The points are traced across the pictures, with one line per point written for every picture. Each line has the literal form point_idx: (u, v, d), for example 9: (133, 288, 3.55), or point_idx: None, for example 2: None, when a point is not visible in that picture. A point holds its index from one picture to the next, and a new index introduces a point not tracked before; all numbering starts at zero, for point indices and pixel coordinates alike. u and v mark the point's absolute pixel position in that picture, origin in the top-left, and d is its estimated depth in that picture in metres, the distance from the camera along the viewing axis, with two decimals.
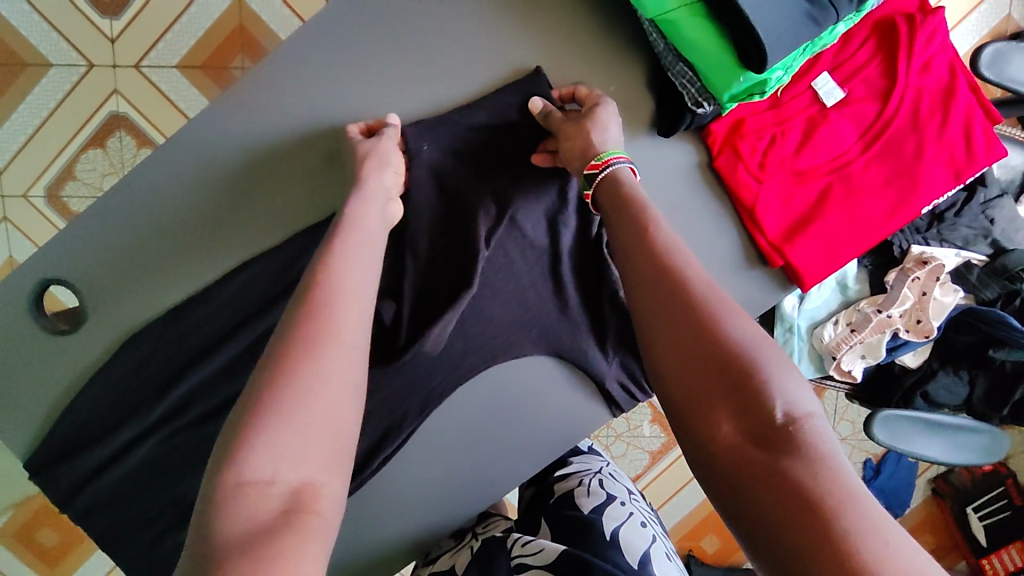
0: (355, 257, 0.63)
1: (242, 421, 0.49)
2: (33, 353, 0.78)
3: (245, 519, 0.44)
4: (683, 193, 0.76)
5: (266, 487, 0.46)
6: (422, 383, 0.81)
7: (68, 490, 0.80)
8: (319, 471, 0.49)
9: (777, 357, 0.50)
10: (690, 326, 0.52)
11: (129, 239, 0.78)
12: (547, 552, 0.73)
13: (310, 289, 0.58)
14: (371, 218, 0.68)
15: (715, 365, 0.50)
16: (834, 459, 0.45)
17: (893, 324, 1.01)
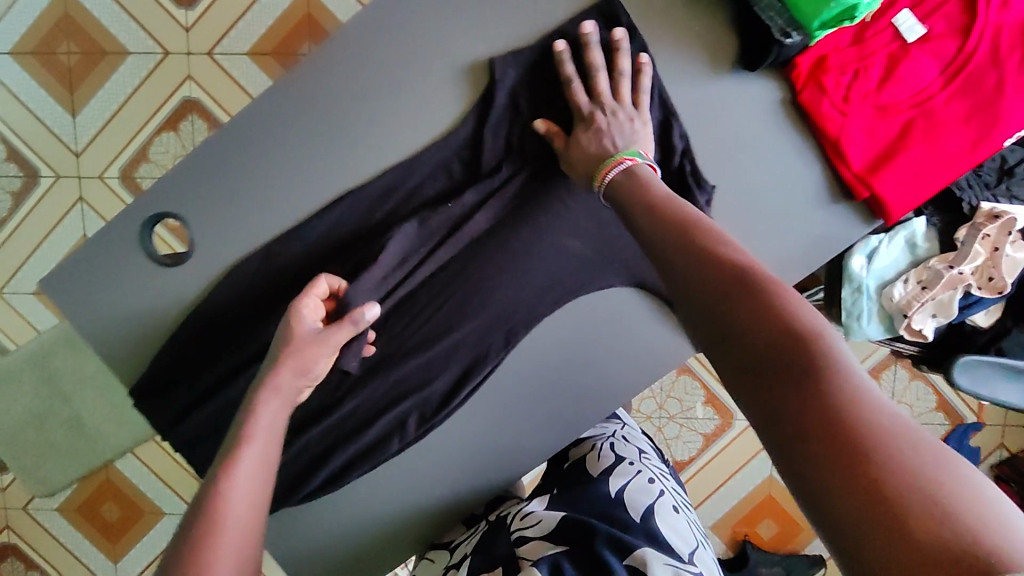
0: (258, 438, 0.68)
1: None
2: (143, 284, 0.83)
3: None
4: (765, 126, 0.78)
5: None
6: (509, 312, 0.86)
7: (170, 418, 0.87)
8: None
9: (806, 308, 0.49)
10: (709, 285, 0.52)
11: (233, 177, 0.83)
12: (544, 524, 0.79)
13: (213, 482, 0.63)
14: (276, 406, 0.72)
15: (716, 302, 0.51)
16: (859, 388, 0.43)
17: (965, 280, 1.02)
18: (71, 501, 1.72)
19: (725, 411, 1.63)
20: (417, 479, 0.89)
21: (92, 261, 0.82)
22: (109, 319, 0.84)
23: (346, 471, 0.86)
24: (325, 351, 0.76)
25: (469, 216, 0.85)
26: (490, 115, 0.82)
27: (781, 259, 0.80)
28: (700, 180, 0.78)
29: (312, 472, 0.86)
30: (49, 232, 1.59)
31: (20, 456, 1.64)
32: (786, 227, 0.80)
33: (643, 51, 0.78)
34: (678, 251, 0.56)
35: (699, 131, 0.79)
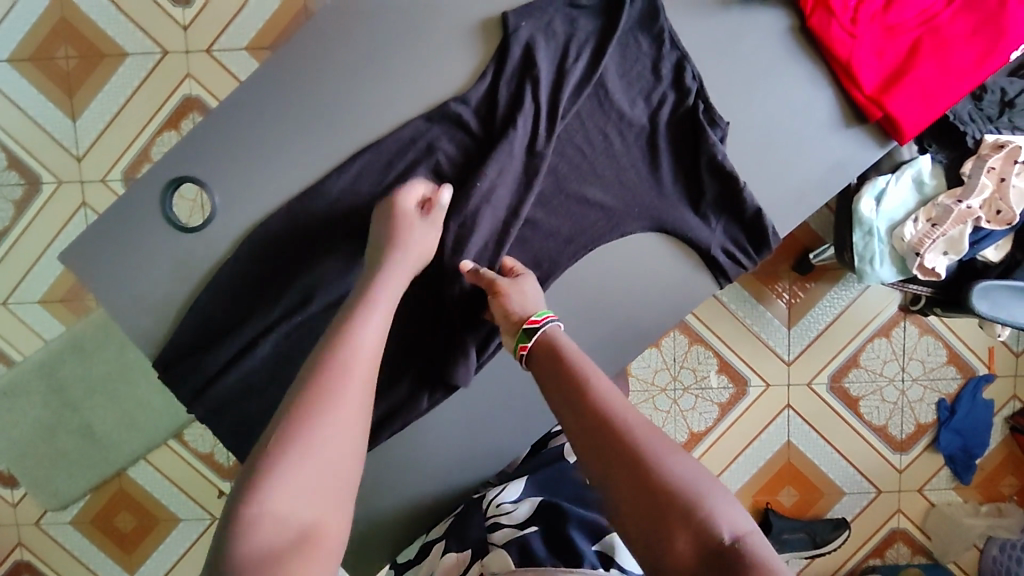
0: (380, 313, 0.69)
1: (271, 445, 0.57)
2: (162, 250, 0.82)
3: (257, 556, 0.52)
4: (776, 56, 0.80)
5: (283, 523, 0.54)
6: (534, 261, 0.82)
7: (192, 390, 0.83)
8: (330, 513, 0.57)
9: (699, 475, 0.57)
10: (615, 452, 0.58)
11: (249, 136, 0.81)
12: (517, 513, 0.80)
13: (334, 342, 0.65)
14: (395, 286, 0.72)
15: (625, 467, 0.57)
16: (760, 552, 0.53)
17: (974, 214, 1.04)
18: (83, 514, 1.68)
19: (740, 378, 1.63)
20: (450, 437, 0.87)
21: (115, 227, 0.81)
22: (128, 288, 0.82)
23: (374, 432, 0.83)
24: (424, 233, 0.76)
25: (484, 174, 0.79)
26: (505, 66, 0.80)
27: (799, 187, 0.81)
28: (713, 118, 0.79)
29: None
30: (53, 238, 1.58)
31: (31, 468, 1.63)
32: (802, 155, 0.81)
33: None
34: (583, 414, 0.62)
35: (709, 69, 0.80)
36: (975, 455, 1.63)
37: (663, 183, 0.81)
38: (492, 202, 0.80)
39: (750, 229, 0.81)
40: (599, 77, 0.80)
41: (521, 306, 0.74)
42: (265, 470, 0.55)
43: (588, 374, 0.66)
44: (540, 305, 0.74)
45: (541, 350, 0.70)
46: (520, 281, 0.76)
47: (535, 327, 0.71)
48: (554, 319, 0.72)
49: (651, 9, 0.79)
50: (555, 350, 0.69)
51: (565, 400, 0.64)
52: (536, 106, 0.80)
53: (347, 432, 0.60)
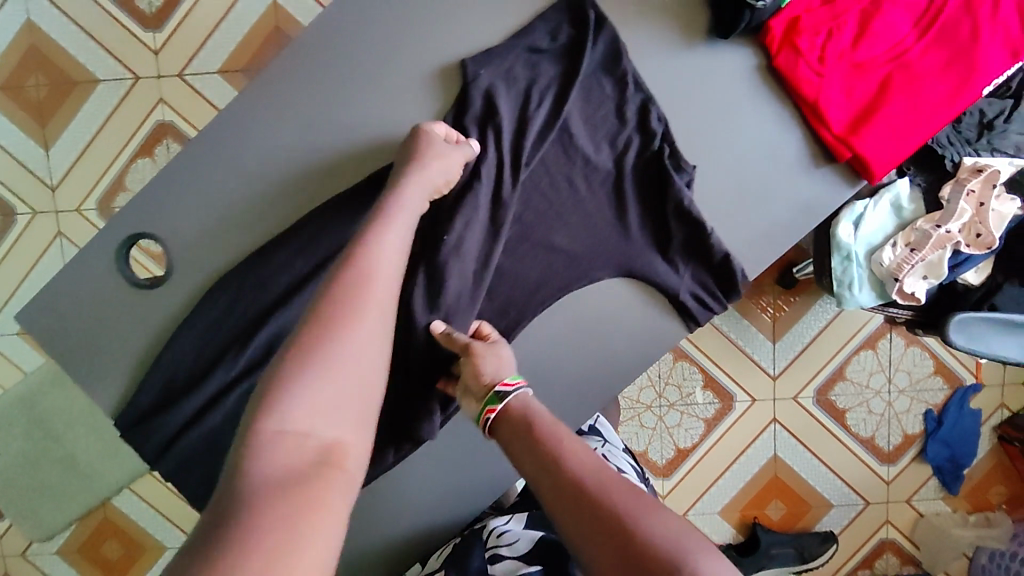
0: (398, 236, 0.67)
1: (290, 368, 0.55)
2: (126, 305, 0.82)
3: (278, 467, 0.50)
4: (742, 97, 0.78)
5: (303, 440, 0.53)
6: (502, 310, 0.80)
7: (157, 447, 0.82)
8: (349, 434, 0.55)
9: (680, 531, 0.55)
10: (590, 518, 0.57)
11: (208, 191, 0.81)
12: (520, 542, 0.79)
13: (351, 261, 0.63)
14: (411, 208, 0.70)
15: (601, 532, 0.56)
16: None
17: (953, 239, 1.02)
18: (70, 545, 1.67)
19: (725, 394, 1.62)
20: (422, 484, 0.87)
21: (84, 284, 0.81)
22: (92, 345, 0.82)
23: None
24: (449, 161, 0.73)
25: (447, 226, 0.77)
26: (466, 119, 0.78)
27: (768, 229, 0.80)
28: (679, 163, 0.78)
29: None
30: (28, 271, 1.54)
31: (17, 499, 1.62)
32: (770, 197, 0.80)
33: (611, 41, 0.77)
34: (555, 482, 0.61)
35: (675, 112, 0.79)
36: (963, 466, 1.63)
37: (630, 229, 0.80)
38: (460, 256, 0.77)
39: (719, 274, 0.80)
40: (562, 122, 0.78)
41: (492, 369, 0.72)
42: (283, 385, 0.54)
43: (557, 437, 0.64)
44: (511, 370, 0.73)
45: (506, 416, 0.68)
46: (492, 345, 0.75)
47: (506, 391, 0.70)
48: (525, 384, 0.71)
49: (613, 53, 0.77)
50: (520, 416, 0.67)
51: (537, 470, 0.62)
52: (500, 155, 0.78)
53: (366, 354, 0.58)
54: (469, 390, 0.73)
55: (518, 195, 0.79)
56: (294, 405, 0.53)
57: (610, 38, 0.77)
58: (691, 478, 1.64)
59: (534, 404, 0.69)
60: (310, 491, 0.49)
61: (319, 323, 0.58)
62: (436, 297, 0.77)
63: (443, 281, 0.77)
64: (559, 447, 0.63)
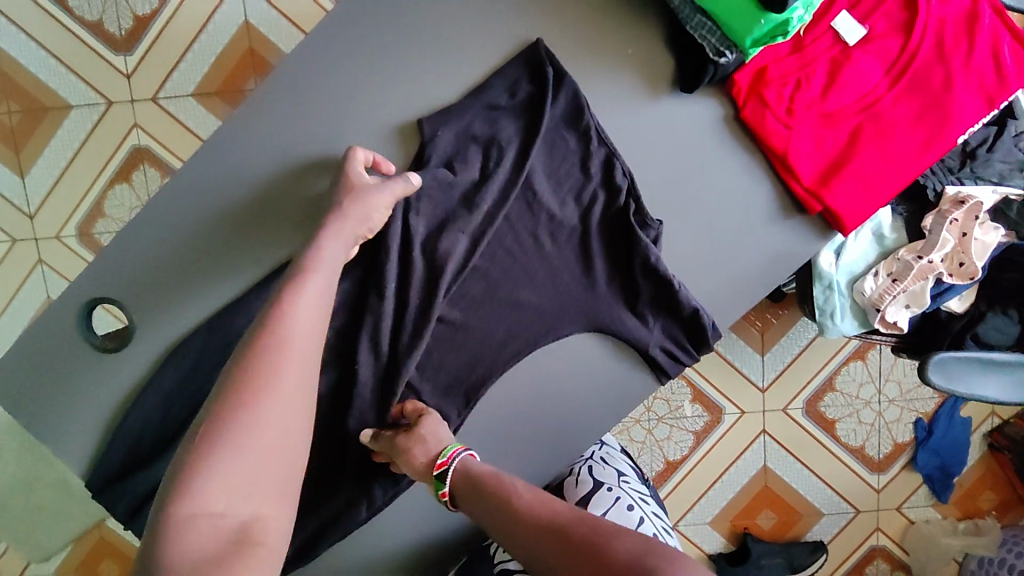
0: (317, 285, 0.64)
1: (200, 446, 0.54)
2: (85, 370, 0.79)
3: (187, 556, 0.49)
4: (711, 147, 0.76)
5: (219, 521, 0.52)
6: (467, 370, 0.78)
7: (124, 514, 0.80)
8: (265, 507, 0.55)
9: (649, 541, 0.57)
10: (563, 552, 0.60)
11: (163, 253, 0.78)
12: None
13: (265, 323, 0.60)
14: (332, 255, 0.66)
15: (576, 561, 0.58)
16: None
17: (936, 269, 1.00)
18: (66, 565, 1.69)
19: (714, 407, 1.61)
20: (395, 544, 0.83)
21: (40, 353, 0.79)
22: (51, 413, 0.79)
23: (313, 544, 0.79)
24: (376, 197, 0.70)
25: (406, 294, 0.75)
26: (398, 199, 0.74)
27: (740, 280, 0.78)
28: (645, 219, 0.76)
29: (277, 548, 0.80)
30: (9, 300, 1.54)
31: (13, 522, 1.64)
32: (741, 248, 0.77)
33: (573, 97, 0.75)
34: (523, 530, 0.63)
35: (641, 164, 0.76)
36: (952, 474, 1.63)
37: (597, 285, 0.78)
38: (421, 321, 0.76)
39: (690, 327, 0.78)
40: (525, 178, 0.76)
41: (426, 448, 0.71)
42: (192, 469, 0.53)
43: (519, 490, 0.67)
44: (444, 438, 0.73)
45: (462, 482, 0.71)
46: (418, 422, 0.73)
47: (444, 470, 0.71)
48: (459, 449, 0.72)
49: (574, 108, 0.75)
50: (476, 478, 0.70)
51: (505, 526, 0.65)
52: (452, 214, 0.76)
53: (281, 424, 0.57)
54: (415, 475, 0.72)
55: (481, 253, 0.77)
56: (204, 487, 0.52)
57: (572, 94, 0.75)
58: (681, 489, 1.63)
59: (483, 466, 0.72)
60: None
61: (229, 392, 0.57)
62: (402, 368, 0.75)
63: (397, 351, 0.76)
64: (521, 497, 0.66)
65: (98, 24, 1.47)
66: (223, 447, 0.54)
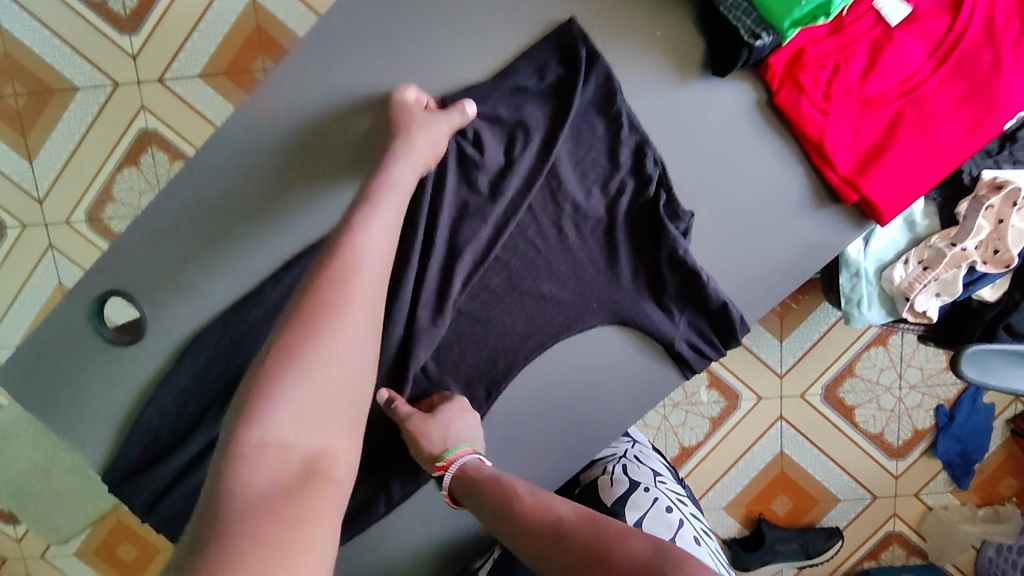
0: (386, 220, 0.62)
1: (269, 375, 0.53)
2: (97, 364, 0.78)
3: (260, 482, 0.48)
4: (744, 133, 0.72)
5: (289, 450, 0.51)
6: (489, 363, 0.77)
7: (143, 506, 0.80)
8: (334, 440, 0.53)
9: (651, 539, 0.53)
10: (563, 547, 0.56)
11: (171, 243, 0.75)
12: None
13: (332, 255, 0.58)
14: (397, 189, 0.64)
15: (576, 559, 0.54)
16: None
17: (969, 257, 0.97)
18: (86, 547, 1.71)
19: (731, 393, 1.59)
20: (414, 539, 0.82)
21: (52, 346, 0.77)
22: (66, 407, 0.78)
23: None
24: (435, 127, 0.68)
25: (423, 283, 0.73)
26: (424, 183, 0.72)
27: (769, 272, 0.75)
28: (675, 211, 0.73)
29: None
30: (22, 285, 1.53)
31: (32, 506, 1.66)
32: (772, 239, 0.74)
33: (604, 81, 0.71)
34: (523, 526, 0.60)
35: (671, 153, 0.73)
36: (974, 460, 1.60)
37: (621, 278, 0.75)
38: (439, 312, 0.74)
39: (717, 322, 0.75)
40: (551, 166, 0.73)
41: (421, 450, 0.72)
42: (262, 396, 0.51)
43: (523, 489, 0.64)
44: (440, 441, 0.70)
45: (467, 481, 0.68)
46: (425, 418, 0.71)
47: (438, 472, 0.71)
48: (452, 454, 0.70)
49: (605, 94, 0.72)
50: (480, 476, 0.68)
51: (506, 524, 0.61)
52: (474, 204, 0.74)
53: (350, 358, 0.55)
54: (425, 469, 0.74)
55: (502, 245, 0.74)
56: (274, 416, 0.51)
57: (603, 78, 0.71)
58: (695, 475, 1.62)
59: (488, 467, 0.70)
60: (294, 503, 0.47)
61: (297, 321, 0.55)
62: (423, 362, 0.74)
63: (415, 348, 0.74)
64: (523, 496, 0.63)
65: (102, 3, 1.44)
66: (294, 375, 0.52)
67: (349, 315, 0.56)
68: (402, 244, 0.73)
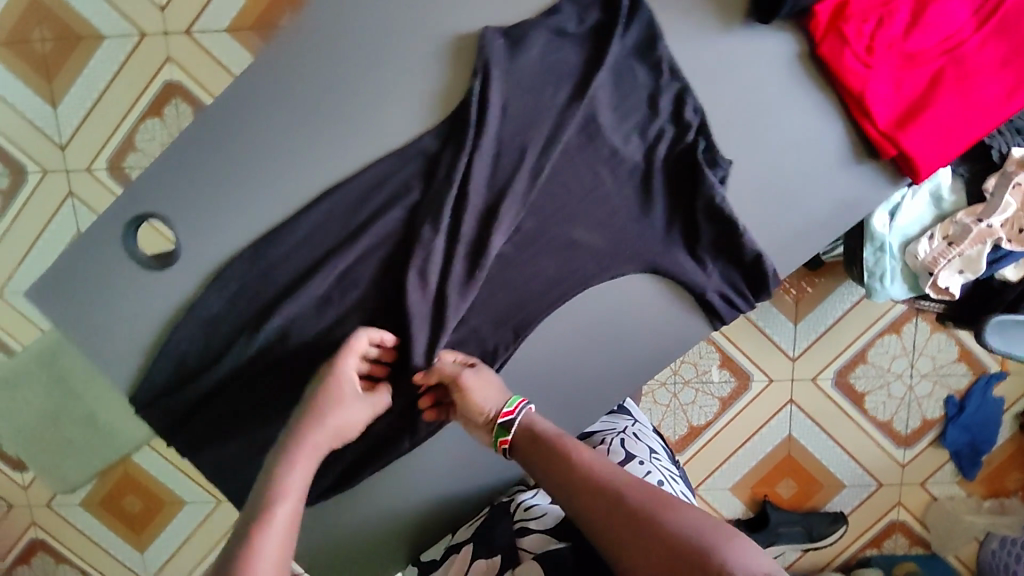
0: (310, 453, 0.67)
1: None
2: (129, 285, 0.79)
3: None
4: (785, 84, 0.72)
5: None
6: (518, 306, 0.78)
7: (171, 425, 0.82)
8: None
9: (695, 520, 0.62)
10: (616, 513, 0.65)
11: (209, 168, 0.76)
12: (548, 517, 0.80)
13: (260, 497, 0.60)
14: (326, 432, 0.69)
15: (627, 522, 0.64)
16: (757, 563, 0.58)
17: (994, 234, 0.96)
18: (92, 496, 1.73)
19: (742, 373, 1.59)
20: (434, 471, 0.86)
21: (84, 266, 0.78)
22: (99, 328, 0.80)
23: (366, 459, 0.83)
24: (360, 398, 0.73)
25: (458, 226, 0.75)
26: (469, 114, 0.72)
27: (803, 228, 0.75)
28: (714, 158, 0.72)
29: (327, 466, 0.83)
30: (42, 230, 1.54)
31: (40, 454, 1.66)
32: (809, 194, 0.74)
33: (647, 29, 0.71)
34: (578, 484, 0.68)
35: (714, 100, 0.72)
36: (981, 451, 1.60)
37: (656, 227, 0.75)
38: (464, 243, 0.75)
39: (750, 274, 0.76)
40: (588, 109, 0.72)
41: (484, 401, 0.74)
42: None
43: (577, 447, 0.71)
44: (507, 394, 0.75)
45: (524, 438, 0.74)
46: (483, 372, 0.75)
47: (508, 420, 0.74)
48: (522, 406, 0.75)
49: (648, 39, 0.71)
50: (540, 433, 0.74)
51: (562, 474, 0.69)
52: (506, 145, 0.73)
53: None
54: (471, 422, 0.76)
55: (535, 189, 0.74)
56: None
57: (647, 24, 0.71)
58: (703, 455, 1.63)
59: (540, 422, 0.75)
60: None
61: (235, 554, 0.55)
62: (447, 293, 0.76)
63: (443, 287, 0.76)
64: (577, 454, 0.70)
65: None
66: None
67: (277, 543, 0.57)
68: (438, 185, 0.74)
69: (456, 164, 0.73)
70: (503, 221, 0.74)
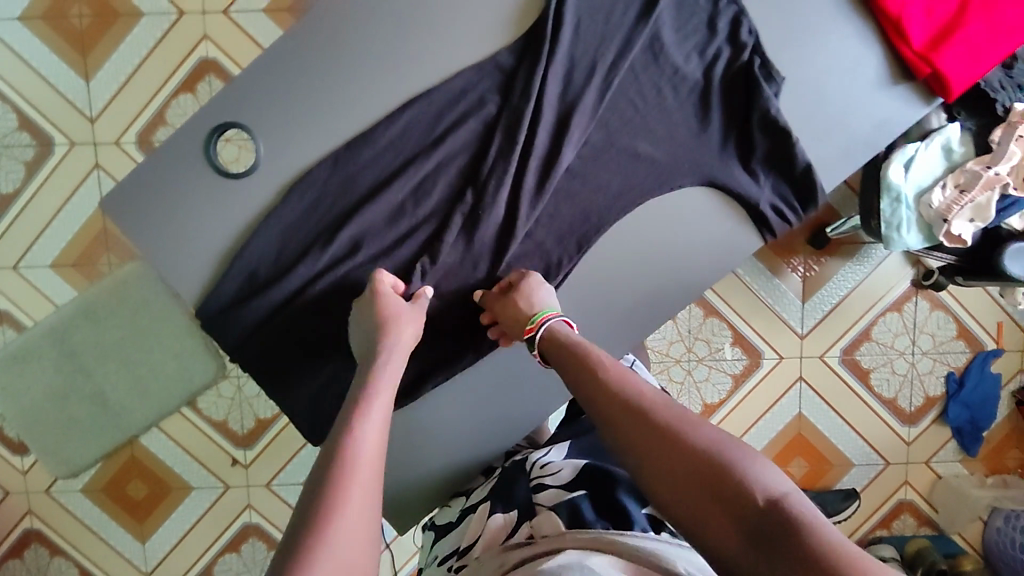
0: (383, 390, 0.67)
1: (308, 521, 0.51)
2: (203, 193, 0.81)
3: None
4: (827, 12, 0.84)
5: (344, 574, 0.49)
6: (588, 214, 0.85)
7: (239, 336, 0.83)
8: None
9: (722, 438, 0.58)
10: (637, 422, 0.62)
11: (292, 80, 0.80)
12: (564, 472, 0.78)
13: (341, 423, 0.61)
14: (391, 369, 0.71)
15: (649, 429, 0.61)
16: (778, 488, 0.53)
17: (1001, 181, 1.04)
18: (95, 481, 1.67)
19: (754, 351, 1.64)
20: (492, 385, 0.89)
21: (158, 173, 0.80)
22: (169, 236, 0.81)
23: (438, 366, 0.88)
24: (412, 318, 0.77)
25: (533, 136, 0.83)
26: (545, 32, 0.81)
27: (842, 146, 0.86)
28: (769, 73, 0.83)
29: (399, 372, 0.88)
30: (65, 201, 1.56)
31: (42, 435, 1.61)
32: (849, 112, 0.85)
33: None
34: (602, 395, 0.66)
35: (768, 25, 0.83)
36: (981, 428, 1.67)
37: (713, 141, 0.85)
38: (536, 154, 0.83)
39: (799, 187, 0.86)
40: (653, 30, 0.83)
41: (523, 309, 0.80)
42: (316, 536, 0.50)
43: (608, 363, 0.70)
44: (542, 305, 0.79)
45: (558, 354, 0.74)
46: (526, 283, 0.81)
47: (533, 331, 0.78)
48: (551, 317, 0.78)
49: None
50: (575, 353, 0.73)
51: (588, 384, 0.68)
52: (573, 65, 0.83)
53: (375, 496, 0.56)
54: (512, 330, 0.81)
55: (604, 103, 0.84)
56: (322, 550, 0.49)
57: None
58: None
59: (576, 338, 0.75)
60: None
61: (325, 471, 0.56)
62: (523, 201, 0.84)
63: (517, 193, 0.84)
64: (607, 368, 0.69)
65: None
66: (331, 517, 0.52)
67: (363, 464, 0.58)
68: (518, 97, 0.83)
69: (532, 78, 0.82)
70: (573, 133, 0.83)
